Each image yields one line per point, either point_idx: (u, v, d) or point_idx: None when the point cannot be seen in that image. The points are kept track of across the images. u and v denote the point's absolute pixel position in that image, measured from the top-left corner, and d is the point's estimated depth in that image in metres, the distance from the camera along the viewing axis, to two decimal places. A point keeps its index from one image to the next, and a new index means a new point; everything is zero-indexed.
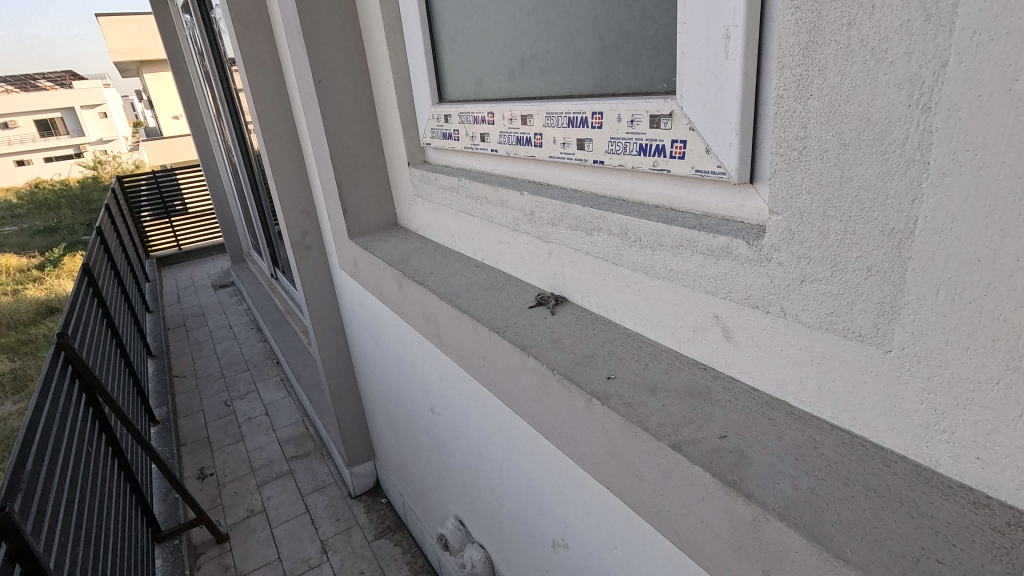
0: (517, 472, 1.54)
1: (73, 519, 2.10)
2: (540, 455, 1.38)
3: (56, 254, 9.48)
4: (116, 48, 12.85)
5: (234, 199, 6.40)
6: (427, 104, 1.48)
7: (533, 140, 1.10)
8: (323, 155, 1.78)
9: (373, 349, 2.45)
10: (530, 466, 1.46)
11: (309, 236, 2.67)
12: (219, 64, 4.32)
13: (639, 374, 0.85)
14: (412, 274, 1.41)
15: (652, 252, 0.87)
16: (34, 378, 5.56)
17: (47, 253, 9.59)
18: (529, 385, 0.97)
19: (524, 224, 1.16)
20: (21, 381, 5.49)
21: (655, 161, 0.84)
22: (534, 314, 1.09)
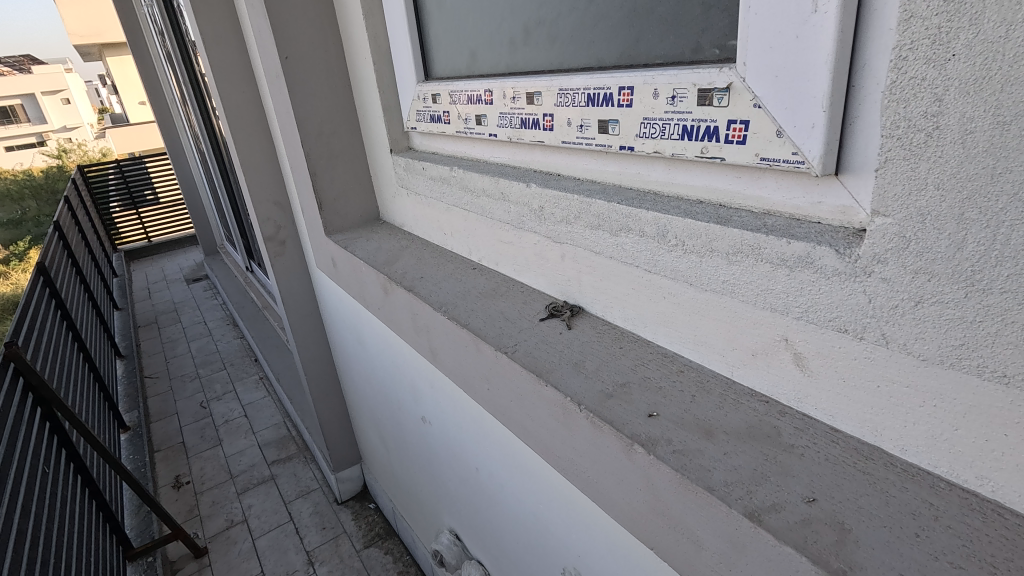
0: (522, 493, 1.39)
1: (30, 554, 1.90)
2: (547, 479, 1.23)
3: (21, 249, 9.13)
4: (77, 32, 12.26)
5: (205, 188, 6.09)
6: (412, 83, 1.29)
7: (541, 123, 0.93)
8: (293, 144, 1.58)
9: (357, 352, 2.28)
10: (535, 488, 1.31)
11: (283, 229, 2.47)
12: (182, 46, 4.04)
13: (685, 409, 0.70)
14: (398, 278, 1.23)
15: (699, 259, 0.71)
16: None
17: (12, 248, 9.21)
18: (546, 416, 0.81)
19: (531, 221, 0.99)
20: None
21: (704, 147, 0.68)
22: (547, 328, 0.93)
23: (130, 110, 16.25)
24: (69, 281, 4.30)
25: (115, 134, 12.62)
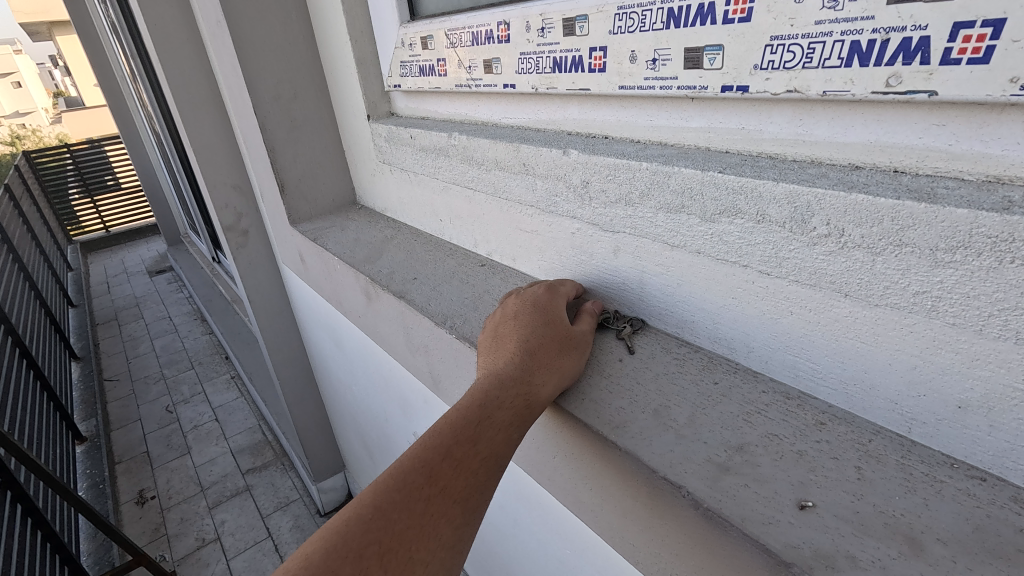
0: (518, 554, 1.09)
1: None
2: (553, 550, 0.92)
3: None
4: (20, 9, 11.40)
5: (163, 173, 5.63)
6: (393, 26, 1.00)
7: (586, 62, 0.66)
8: (244, 112, 1.27)
9: (335, 356, 1.99)
10: (535, 554, 1.01)
11: (244, 217, 2.15)
12: (127, 15, 3.61)
13: (855, 494, 0.44)
14: (385, 280, 0.95)
15: (871, 258, 0.45)
16: None
17: None
18: (618, 492, 0.55)
19: (568, 202, 0.72)
20: None
21: (893, 76, 0.42)
22: (600, 349, 0.67)
23: (86, 93, 15.42)
24: (11, 279, 3.89)
25: (70, 118, 11.88)
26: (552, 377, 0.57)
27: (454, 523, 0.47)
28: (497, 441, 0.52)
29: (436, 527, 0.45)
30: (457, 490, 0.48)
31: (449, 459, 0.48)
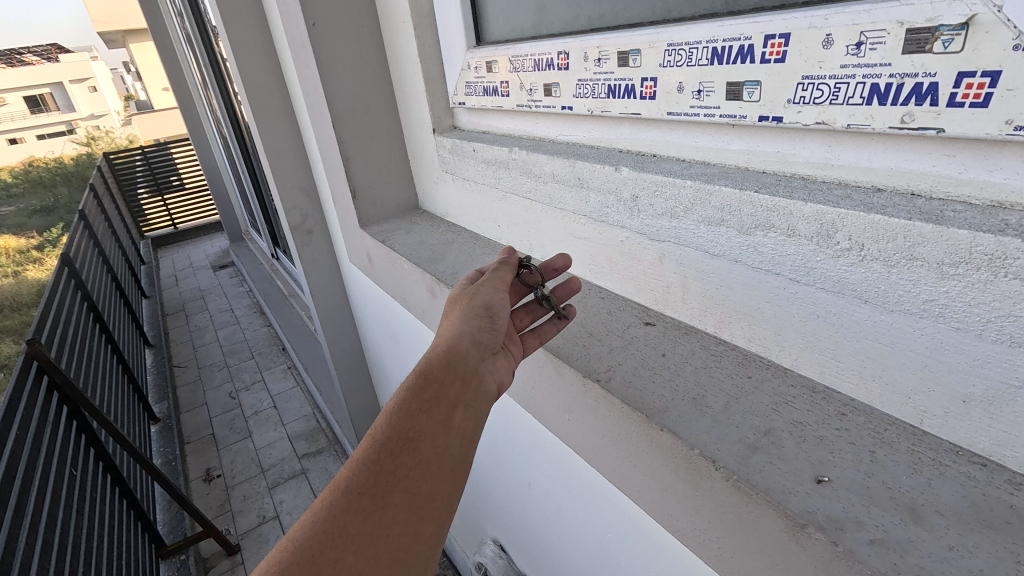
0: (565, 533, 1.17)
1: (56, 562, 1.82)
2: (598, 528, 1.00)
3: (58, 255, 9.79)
4: (100, 19, 12.18)
5: (228, 174, 5.98)
6: (461, 50, 1.10)
7: (638, 90, 0.74)
8: (322, 124, 1.40)
9: (390, 349, 2.12)
10: None
11: (310, 218, 2.32)
12: (202, 27, 3.87)
13: (867, 472, 0.51)
14: (449, 279, 1.06)
15: (887, 269, 0.52)
16: None
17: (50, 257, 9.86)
18: (659, 467, 0.63)
19: (618, 214, 0.81)
20: None
21: (907, 114, 0.49)
22: (643, 344, 0.76)
23: (156, 97, 16.37)
24: (96, 270, 4.25)
25: (141, 121, 12.64)
26: (470, 327, 0.64)
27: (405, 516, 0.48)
28: (428, 423, 0.54)
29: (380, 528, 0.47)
30: (392, 488, 0.49)
31: (378, 464, 0.50)
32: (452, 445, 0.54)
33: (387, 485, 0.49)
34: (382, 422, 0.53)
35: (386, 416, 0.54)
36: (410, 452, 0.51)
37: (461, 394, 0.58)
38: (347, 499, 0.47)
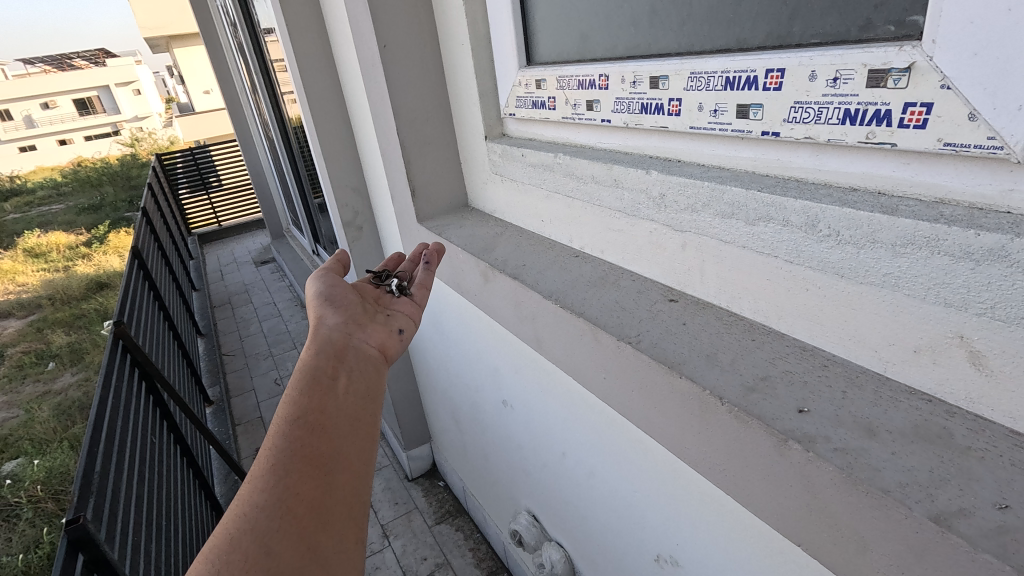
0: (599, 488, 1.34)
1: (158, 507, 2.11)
2: None
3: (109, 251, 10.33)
4: (147, 25, 12.75)
5: (272, 173, 6.30)
6: (513, 69, 1.28)
7: (666, 108, 0.90)
8: (386, 131, 1.60)
9: (433, 335, 2.32)
10: None
11: (360, 215, 2.53)
12: (255, 36, 4.14)
13: (839, 406, 0.67)
14: (500, 265, 1.24)
15: (857, 251, 0.68)
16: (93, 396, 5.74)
17: (101, 252, 10.41)
18: (678, 409, 0.80)
19: (648, 209, 0.97)
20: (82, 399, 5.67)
21: (871, 132, 0.64)
22: (667, 317, 0.92)
23: (198, 99, 17.03)
24: (156, 263, 4.58)
25: (185, 123, 13.19)
26: (330, 324, 1.05)
27: (317, 467, 0.75)
28: (315, 405, 0.83)
29: (304, 477, 0.73)
30: (305, 452, 0.76)
31: (291, 441, 0.77)
32: (335, 413, 0.84)
33: (292, 452, 0.75)
34: (280, 418, 0.80)
35: (280, 415, 0.81)
36: (305, 424, 0.79)
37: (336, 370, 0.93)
38: (268, 473, 0.72)
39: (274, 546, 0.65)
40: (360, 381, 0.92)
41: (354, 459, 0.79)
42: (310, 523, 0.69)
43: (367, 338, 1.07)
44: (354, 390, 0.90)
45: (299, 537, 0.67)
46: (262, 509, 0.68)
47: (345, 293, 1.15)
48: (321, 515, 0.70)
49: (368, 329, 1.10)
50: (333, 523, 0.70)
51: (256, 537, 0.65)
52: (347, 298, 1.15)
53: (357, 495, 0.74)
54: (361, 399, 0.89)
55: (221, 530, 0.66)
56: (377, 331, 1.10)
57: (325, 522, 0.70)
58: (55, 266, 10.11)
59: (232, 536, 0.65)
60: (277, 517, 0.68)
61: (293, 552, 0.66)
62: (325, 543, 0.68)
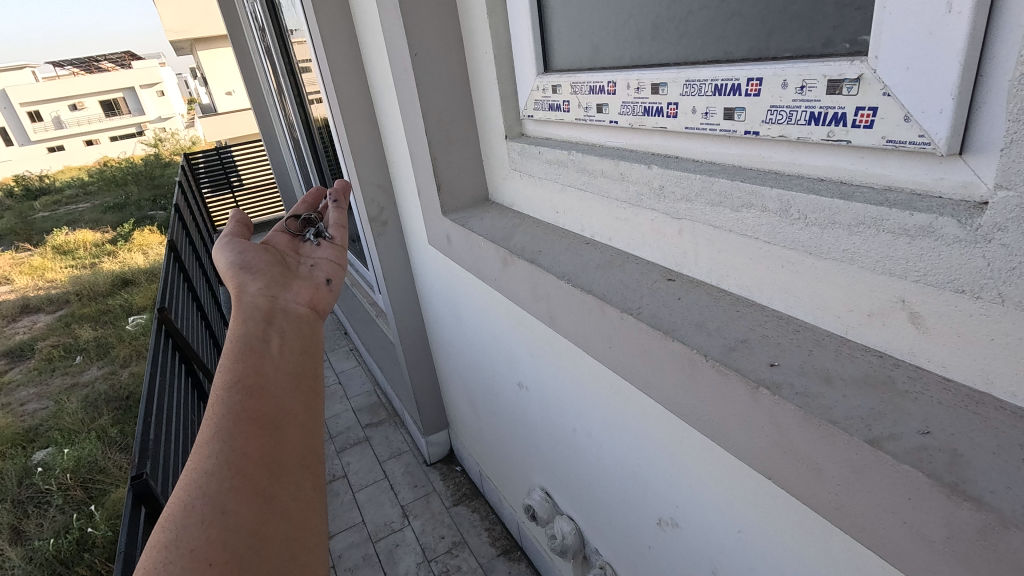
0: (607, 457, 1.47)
1: None
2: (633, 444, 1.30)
3: (137, 249, 10.67)
4: (173, 28, 13.08)
5: (296, 172, 6.51)
6: (532, 74, 1.42)
7: (665, 111, 1.03)
8: (415, 131, 1.75)
9: (453, 323, 2.46)
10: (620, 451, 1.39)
11: (385, 210, 2.69)
12: (283, 40, 4.33)
13: (804, 361, 0.80)
14: (519, 251, 1.38)
15: (821, 231, 0.80)
16: (124, 385, 6.01)
17: (129, 250, 10.76)
18: (671, 369, 0.93)
19: (650, 199, 1.11)
20: (115, 389, 5.94)
21: (831, 131, 0.77)
22: (665, 293, 1.05)
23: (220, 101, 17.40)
24: (189, 257, 4.81)
25: (209, 124, 13.53)
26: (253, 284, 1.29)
27: (261, 426, 0.90)
28: (252, 372, 1.00)
29: (252, 436, 0.88)
30: (251, 415, 0.91)
31: (236, 407, 0.91)
32: (270, 378, 1.00)
33: (236, 419, 0.89)
34: (219, 392, 0.94)
35: (219, 389, 0.95)
36: (244, 392, 0.94)
37: (261, 325, 1.15)
38: (215, 441, 0.85)
39: (230, 499, 0.79)
40: (291, 340, 1.13)
41: (292, 415, 0.95)
42: (260, 476, 0.83)
43: (289, 292, 1.32)
44: (286, 349, 1.09)
45: (251, 482, 0.82)
46: (213, 472, 0.81)
47: (259, 262, 1.36)
48: (269, 468, 0.85)
49: (289, 291, 1.32)
50: (281, 471, 0.86)
51: (212, 493, 0.78)
52: (264, 267, 1.36)
53: (299, 448, 0.91)
54: (292, 362, 1.06)
55: (176, 496, 0.78)
56: (303, 288, 1.36)
57: (273, 469, 0.85)
58: (83, 263, 10.47)
59: (193, 486, 0.79)
60: (229, 476, 0.81)
61: (248, 502, 0.80)
62: (277, 489, 0.83)
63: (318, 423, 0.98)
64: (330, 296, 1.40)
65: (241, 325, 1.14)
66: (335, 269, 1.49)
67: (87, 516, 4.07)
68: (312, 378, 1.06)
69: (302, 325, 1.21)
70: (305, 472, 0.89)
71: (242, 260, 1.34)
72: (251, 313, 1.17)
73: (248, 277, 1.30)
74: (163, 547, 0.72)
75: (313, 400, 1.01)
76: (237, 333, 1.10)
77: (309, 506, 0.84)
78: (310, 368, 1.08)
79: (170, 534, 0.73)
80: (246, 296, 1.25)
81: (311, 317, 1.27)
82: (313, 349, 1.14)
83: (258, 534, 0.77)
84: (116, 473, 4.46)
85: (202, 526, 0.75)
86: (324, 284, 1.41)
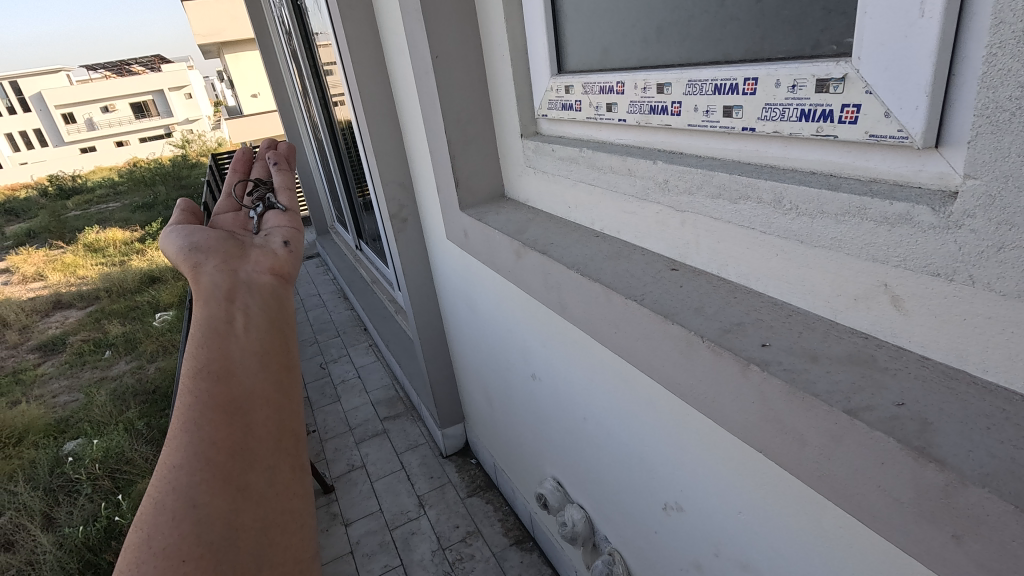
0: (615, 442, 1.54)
1: None
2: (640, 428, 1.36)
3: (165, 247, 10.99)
4: (201, 32, 13.43)
5: (319, 172, 6.67)
6: (546, 76, 1.49)
7: (670, 109, 1.10)
8: (434, 129, 1.83)
9: (469, 317, 2.54)
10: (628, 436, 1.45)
11: (405, 207, 2.78)
12: (309, 44, 4.47)
13: (794, 341, 0.86)
14: (532, 244, 1.45)
15: (811, 220, 0.86)
16: (153, 378, 6.23)
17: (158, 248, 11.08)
18: (670, 351, 1.00)
19: (655, 193, 1.17)
20: (144, 383, 6.16)
21: (820, 127, 0.82)
22: (668, 281, 1.11)
23: None
24: None
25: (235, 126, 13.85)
26: (210, 260, 1.14)
27: (230, 414, 0.83)
28: (216, 355, 0.90)
29: (221, 426, 0.81)
30: (217, 403, 0.83)
31: (200, 396, 0.83)
32: (236, 361, 0.91)
33: (202, 405, 0.81)
34: (183, 376, 0.85)
35: (183, 372, 0.87)
36: (208, 376, 0.86)
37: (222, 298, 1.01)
38: (181, 433, 0.78)
39: (203, 492, 0.74)
40: (257, 314, 1.01)
41: (262, 397, 0.88)
42: (232, 466, 0.79)
43: (252, 265, 1.20)
44: (252, 325, 0.98)
45: (224, 475, 0.77)
46: (182, 466, 0.75)
47: (208, 238, 1.22)
48: (241, 458, 0.80)
49: (248, 263, 1.21)
50: (254, 460, 0.81)
51: (183, 489, 0.74)
52: (215, 242, 1.22)
53: (270, 434, 0.85)
54: (260, 334, 0.96)
55: (146, 495, 0.73)
56: (263, 258, 1.25)
57: (246, 459, 0.80)
58: (113, 260, 10.81)
59: (161, 484, 0.73)
60: (199, 469, 0.76)
61: (222, 493, 0.76)
62: (252, 477, 0.80)
63: (290, 402, 0.92)
64: (290, 262, 1.31)
65: (200, 304, 0.99)
66: (292, 236, 1.41)
67: (115, 504, 4.23)
68: (282, 352, 0.97)
69: (267, 299, 1.09)
70: (280, 457, 0.85)
71: (190, 237, 1.18)
72: (211, 286, 1.04)
73: (202, 254, 1.16)
74: (136, 549, 0.69)
75: (284, 378, 0.94)
76: (197, 313, 0.97)
77: (287, 490, 0.83)
78: (281, 341, 0.98)
79: (143, 534, 0.69)
80: (203, 269, 1.11)
81: (276, 285, 1.17)
82: (283, 320, 1.05)
83: (235, 525, 0.75)
84: (144, 463, 4.64)
85: (175, 523, 0.71)
86: (282, 252, 1.32)
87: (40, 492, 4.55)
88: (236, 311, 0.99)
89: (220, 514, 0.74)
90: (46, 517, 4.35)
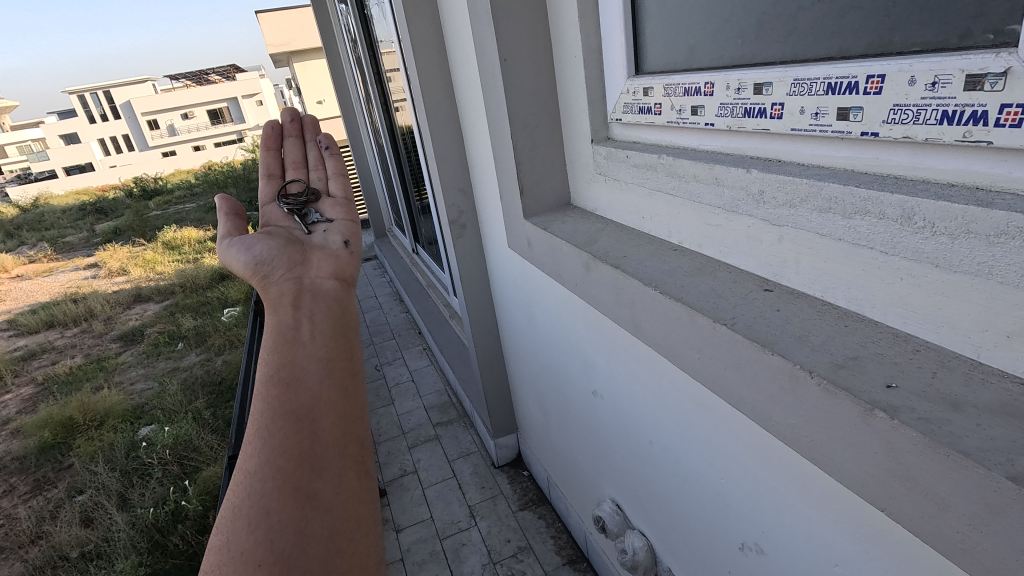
0: None
1: None
2: None
3: None
4: (272, 42, 14.08)
5: (380, 178, 6.81)
6: (622, 78, 1.39)
7: (769, 112, 0.98)
8: (500, 134, 1.77)
9: (527, 327, 2.46)
10: None
11: (465, 214, 2.74)
12: (373, 51, 4.54)
13: (927, 384, 0.73)
14: (602, 256, 1.35)
15: (951, 241, 0.73)
16: (219, 372, 6.51)
17: None
18: (768, 384, 0.88)
19: (748, 205, 1.06)
20: (211, 375, 6.45)
21: (967, 131, 0.69)
22: (762, 304, 1.00)
23: None
24: None
25: None
26: (279, 271, 1.22)
27: (301, 419, 0.84)
28: (287, 364, 0.92)
29: (292, 433, 0.82)
30: (287, 410, 0.84)
31: (272, 403, 0.84)
32: (304, 368, 0.92)
33: (273, 412, 0.83)
34: (259, 385, 0.88)
35: (259, 380, 0.89)
36: (280, 383, 0.88)
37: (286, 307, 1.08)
38: (255, 441, 0.80)
39: (274, 499, 0.74)
40: (322, 324, 1.03)
41: (329, 403, 0.88)
42: (301, 473, 0.78)
43: (320, 272, 1.27)
44: (318, 335, 1.00)
45: (294, 481, 0.77)
46: (256, 473, 0.76)
47: (269, 247, 1.26)
48: (310, 465, 0.80)
49: (312, 269, 1.27)
50: (322, 468, 0.80)
51: (256, 497, 0.74)
52: (277, 252, 1.26)
53: (338, 439, 0.84)
54: (327, 340, 0.99)
55: (226, 501, 0.75)
56: (328, 261, 1.31)
57: (315, 466, 0.80)
58: (187, 258, 11.41)
59: (237, 491, 0.75)
60: (270, 477, 0.76)
61: (291, 501, 0.75)
62: (320, 485, 0.79)
63: (357, 409, 0.91)
64: (352, 262, 1.34)
65: (271, 314, 1.05)
66: (351, 234, 1.44)
67: (181, 490, 4.41)
68: (347, 357, 0.97)
69: (331, 304, 1.13)
70: (347, 464, 0.83)
71: (251, 248, 1.23)
72: (279, 295, 1.13)
73: (267, 267, 1.23)
74: (219, 552, 0.71)
75: (348, 384, 0.93)
76: (269, 322, 1.02)
77: (354, 499, 0.80)
78: (347, 346, 1.00)
79: (221, 542, 0.71)
80: (271, 279, 1.20)
81: (340, 288, 1.21)
82: (348, 324, 1.07)
83: (303, 533, 0.73)
84: (208, 452, 4.81)
85: (250, 529, 0.72)
86: (343, 253, 1.35)
87: (117, 473, 4.82)
88: (304, 319, 1.04)
89: (290, 522, 0.74)
90: (121, 497, 4.60)
